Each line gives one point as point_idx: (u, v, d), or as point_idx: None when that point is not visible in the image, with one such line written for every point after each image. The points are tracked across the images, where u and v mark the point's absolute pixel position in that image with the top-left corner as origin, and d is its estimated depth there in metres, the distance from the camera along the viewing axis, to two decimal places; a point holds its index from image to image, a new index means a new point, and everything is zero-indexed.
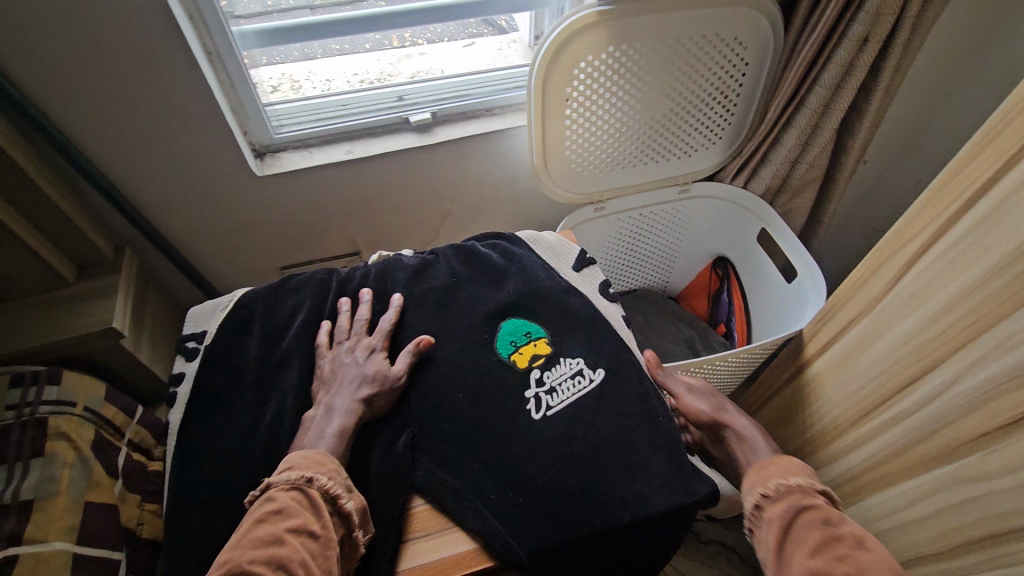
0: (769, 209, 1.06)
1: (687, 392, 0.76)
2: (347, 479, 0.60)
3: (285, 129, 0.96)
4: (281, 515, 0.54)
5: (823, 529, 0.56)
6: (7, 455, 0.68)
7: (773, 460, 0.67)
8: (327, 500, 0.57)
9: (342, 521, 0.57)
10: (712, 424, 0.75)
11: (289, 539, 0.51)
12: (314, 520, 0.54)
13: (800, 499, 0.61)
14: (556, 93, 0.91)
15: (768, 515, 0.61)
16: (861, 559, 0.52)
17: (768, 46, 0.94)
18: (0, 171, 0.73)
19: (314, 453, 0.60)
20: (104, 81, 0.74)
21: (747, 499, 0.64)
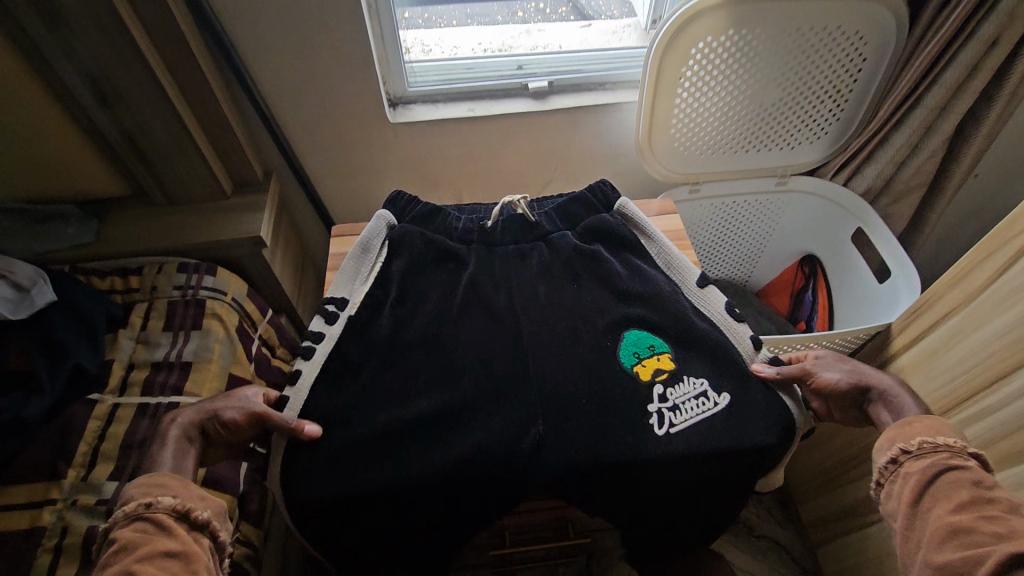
0: (869, 208, 1.06)
1: (816, 367, 0.70)
2: (195, 490, 0.59)
3: (417, 84, 1.06)
4: (128, 549, 0.53)
5: (973, 489, 0.54)
6: (175, 324, 0.82)
7: (920, 418, 0.62)
8: (177, 517, 0.56)
9: (200, 534, 0.57)
10: (851, 394, 0.68)
11: (139, 569, 0.51)
12: (170, 540, 0.54)
13: (947, 458, 0.58)
14: (671, 72, 0.95)
15: (906, 468, 0.59)
16: (1014, 522, 0.51)
17: (890, 43, 0.94)
18: (196, 90, 0.87)
19: (150, 477, 0.58)
20: (284, 22, 0.86)
21: (880, 453, 0.62)
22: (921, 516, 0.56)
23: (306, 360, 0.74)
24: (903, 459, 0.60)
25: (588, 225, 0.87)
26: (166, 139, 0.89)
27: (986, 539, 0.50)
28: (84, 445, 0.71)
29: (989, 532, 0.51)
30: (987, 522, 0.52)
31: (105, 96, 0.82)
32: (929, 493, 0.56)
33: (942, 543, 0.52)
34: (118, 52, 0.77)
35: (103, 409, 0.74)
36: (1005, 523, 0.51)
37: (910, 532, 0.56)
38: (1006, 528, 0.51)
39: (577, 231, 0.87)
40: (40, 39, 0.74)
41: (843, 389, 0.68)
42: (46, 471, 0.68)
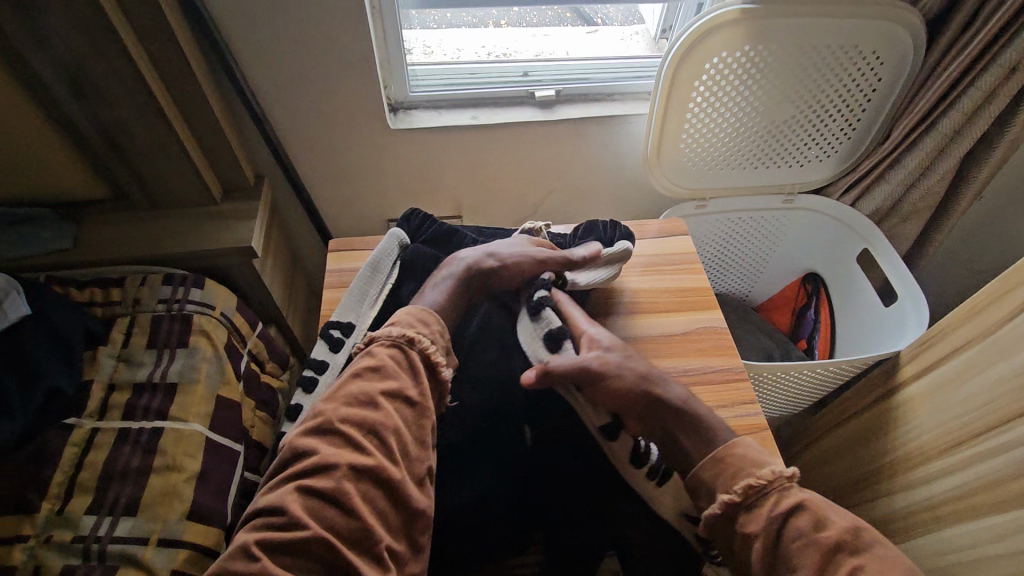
0: (875, 229, 1.04)
1: (606, 366, 0.62)
2: (448, 343, 0.64)
3: (420, 88, 1.02)
4: (379, 375, 0.58)
5: (822, 546, 0.51)
6: (159, 341, 0.78)
7: (729, 449, 0.58)
8: (426, 365, 0.61)
9: (437, 383, 0.62)
10: (642, 401, 0.61)
11: (383, 402, 0.56)
12: (411, 383, 0.59)
13: (778, 502, 0.54)
14: (684, 87, 0.92)
15: (745, 528, 0.54)
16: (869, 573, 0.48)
17: (907, 64, 0.92)
18: (185, 90, 0.82)
19: (421, 314, 0.64)
20: (284, 21, 0.81)
21: (710, 508, 0.56)
22: None
23: (309, 391, 0.71)
24: (737, 515, 0.55)
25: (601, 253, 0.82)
26: (149, 139, 0.83)
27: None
28: (60, 474, 0.66)
29: None
30: None
31: (82, 91, 0.76)
32: (781, 560, 0.52)
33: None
34: (98, 44, 0.72)
35: (80, 435, 0.69)
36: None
37: None
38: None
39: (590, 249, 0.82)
40: (11, 29, 0.68)
41: (630, 395, 0.61)
42: (16, 504, 0.63)
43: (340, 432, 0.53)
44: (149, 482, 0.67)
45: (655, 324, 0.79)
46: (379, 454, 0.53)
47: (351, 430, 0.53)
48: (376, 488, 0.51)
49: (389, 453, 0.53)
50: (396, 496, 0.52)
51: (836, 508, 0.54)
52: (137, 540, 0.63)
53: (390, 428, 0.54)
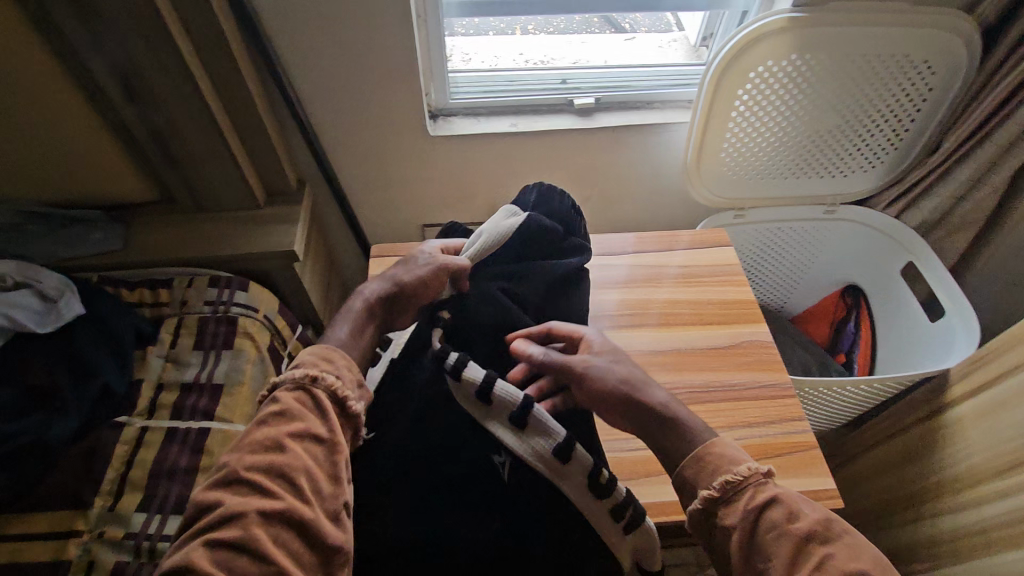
0: (922, 243, 1.01)
1: (585, 361, 0.57)
2: (358, 375, 0.53)
3: (459, 95, 1.02)
4: (283, 418, 0.48)
5: (795, 537, 0.44)
6: (205, 342, 0.79)
7: (709, 445, 0.51)
8: (336, 401, 0.50)
9: (349, 419, 0.51)
10: (618, 402, 0.55)
11: (288, 447, 0.46)
12: (320, 422, 0.48)
13: (754, 498, 0.47)
14: (726, 96, 0.91)
15: (725, 522, 0.47)
16: (839, 565, 0.42)
17: (959, 73, 0.90)
18: (234, 97, 0.84)
19: (321, 349, 0.53)
20: (332, 30, 0.83)
21: (690, 503, 0.49)
22: None
23: None
24: (716, 510, 0.48)
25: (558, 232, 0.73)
26: (199, 144, 0.85)
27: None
28: (112, 471, 0.67)
29: None
30: None
31: (137, 96, 0.78)
32: (756, 554, 0.45)
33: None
34: (156, 52, 0.73)
35: (130, 433, 0.70)
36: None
37: None
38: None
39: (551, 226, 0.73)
40: (74, 36, 0.70)
41: (608, 393, 0.55)
42: (71, 499, 0.65)
43: (240, 486, 0.43)
44: (197, 481, 0.68)
45: (698, 337, 0.78)
46: (290, 499, 0.43)
47: (255, 476, 0.44)
48: (290, 536, 0.43)
49: (302, 494, 0.44)
50: (317, 546, 0.43)
51: (813, 499, 0.48)
52: None
53: (302, 470, 0.45)
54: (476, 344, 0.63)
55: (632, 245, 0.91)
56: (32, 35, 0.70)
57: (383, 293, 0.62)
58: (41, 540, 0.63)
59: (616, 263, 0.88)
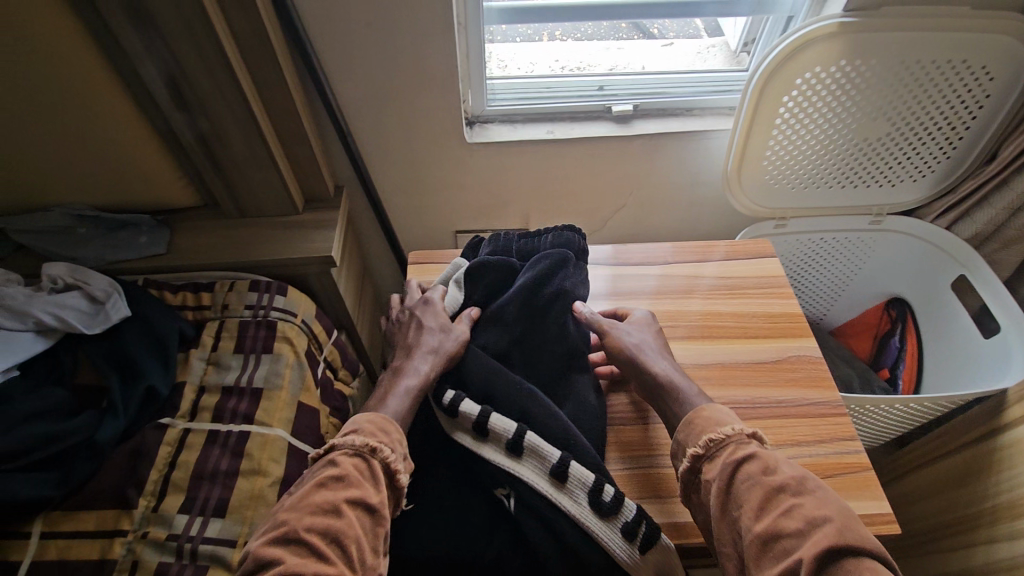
0: (976, 256, 0.96)
1: (609, 326, 0.71)
2: (405, 449, 0.59)
3: (496, 103, 1.02)
4: (341, 483, 0.53)
5: (763, 483, 0.51)
6: (246, 346, 0.80)
7: (701, 411, 0.60)
8: (386, 473, 0.56)
9: (393, 491, 0.57)
10: (633, 366, 0.67)
11: (346, 512, 0.51)
12: (374, 492, 0.54)
13: (732, 453, 0.55)
14: (771, 103, 0.89)
15: (707, 477, 0.55)
16: (806, 511, 0.48)
17: (1019, 79, 0.86)
18: (277, 104, 0.85)
19: (380, 419, 0.60)
20: (373, 38, 0.83)
21: (681, 461, 0.58)
22: (729, 527, 0.51)
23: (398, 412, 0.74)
24: (701, 466, 0.56)
25: (534, 272, 0.73)
26: (242, 150, 0.86)
27: (793, 544, 0.46)
28: (156, 472, 0.68)
29: (792, 530, 0.47)
30: (786, 518, 0.48)
31: (185, 103, 0.79)
32: (731, 502, 0.52)
33: (757, 561, 0.47)
34: (205, 61, 0.75)
35: (173, 434, 0.71)
36: (800, 515, 0.48)
37: (728, 542, 0.51)
38: (803, 522, 0.48)
39: (527, 272, 0.74)
40: (127, 45, 0.72)
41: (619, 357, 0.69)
42: (117, 499, 0.66)
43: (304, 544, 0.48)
44: (237, 484, 0.69)
45: (741, 350, 0.76)
46: (340, 564, 0.48)
47: (314, 540, 0.49)
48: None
49: (349, 561, 0.49)
50: None
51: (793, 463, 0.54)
52: (226, 542, 0.65)
53: (354, 538, 0.50)
54: (469, 381, 0.67)
55: (671, 255, 0.89)
56: (88, 44, 0.72)
57: (433, 368, 0.66)
58: (88, 539, 0.64)
59: (655, 273, 0.87)
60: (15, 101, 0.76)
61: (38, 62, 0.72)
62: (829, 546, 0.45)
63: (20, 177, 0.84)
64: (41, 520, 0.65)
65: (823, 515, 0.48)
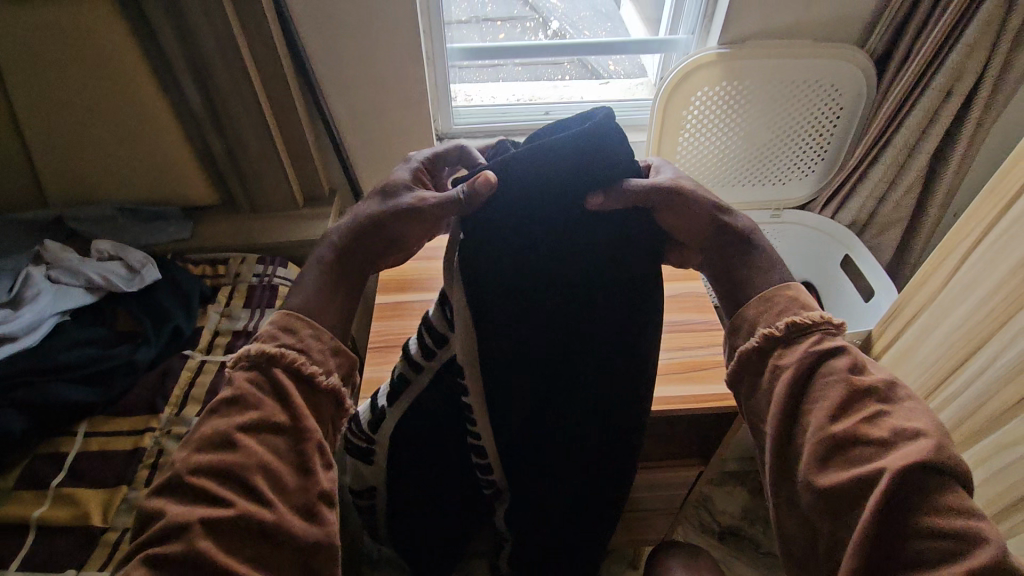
0: (854, 239, 1.19)
1: (693, 187, 0.60)
2: (328, 343, 0.55)
3: (462, 123, 1.28)
4: (239, 407, 0.49)
5: (849, 384, 0.50)
6: (252, 302, 0.99)
7: (782, 292, 0.58)
8: (296, 377, 0.52)
9: (319, 395, 0.53)
10: (709, 228, 0.61)
11: (242, 441, 0.47)
12: (280, 406, 0.50)
13: (818, 344, 0.53)
14: (675, 116, 1.13)
15: (779, 362, 0.55)
16: (893, 419, 0.49)
17: (863, 92, 1.11)
18: (285, 118, 1.08)
19: (280, 318, 0.54)
20: (362, 67, 1.08)
21: (749, 341, 0.57)
22: (798, 421, 0.52)
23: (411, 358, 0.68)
24: (775, 349, 0.56)
25: (570, 223, 0.57)
26: (257, 155, 1.08)
27: (872, 453, 0.47)
28: (179, 388, 0.85)
29: (874, 439, 0.48)
30: (870, 425, 0.49)
31: (217, 115, 1.03)
32: (806, 394, 0.52)
33: (825, 458, 0.49)
34: (235, 83, 0.98)
35: (193, 362, 0.89)
36: (886, 423, 0.48)
37: (787, 436, 0.53)
38: (889, 430, 0.48)
39: (569, 212, 0.57)
40: (178, 68, 0.96)
41: (703, 224, 0.61)
42: (147, 406, 0.83)
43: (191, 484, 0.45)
44: None
45: None
46: (242, 500, 0.45)
47: (206, 480, 0.46)
48: (247, 538, 0.45)
49: (254, 492, 0.46)
50: (282, 540, 0.45)
51: (878, 366, 0.54)
52: None
53: (256, 467, 0.46)
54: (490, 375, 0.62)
55: None
56: (146, 68, 0.96)
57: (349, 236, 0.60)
58: (122, 436, 0.80)
59: None
60: (84, 113, 0.99)
61: (106, 83, 0.96)
62: (922, 461, 0.44)
63: (79, 176, 1.06)
64: (86, 422, 0.81)
65: (909, 422, 0.48)
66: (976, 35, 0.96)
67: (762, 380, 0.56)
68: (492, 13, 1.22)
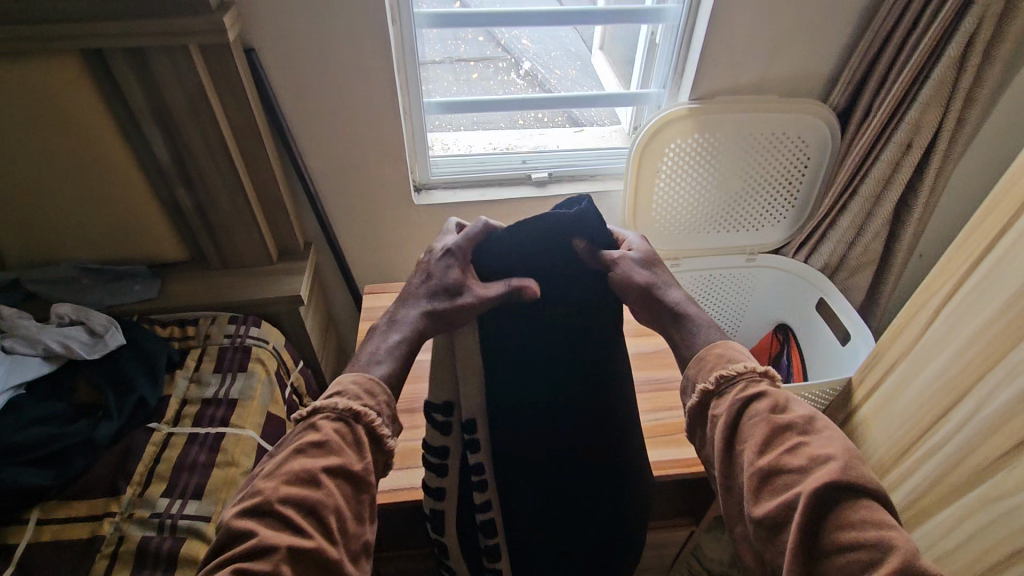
0: (827, 280, 1.22)
1: (626, 260, 0.64)
2: (395, 410, 0.58)
3: (440, 173, 1.28)
4: (322, 450, 0.51)
5: (770, 421, 0.54)
6: (223, 366, 0.96)
7: (712, 348, 0.62)
8: (371, 434, 0.54)
9: (381, 453, 0.55)
10: (649, 296, 0.64)
11: (324, 480, 0.49)
12: (357, 456, 0.52)
13: (745, 389, 0.57)
14: (651, 166, 1.14)
15: (715, 411, 0.58)
16: (810, 448, 0.52)
17: (829, 142, 1.15)
18: (261, 173, 1.06)
19: (364, 379, 0.57)
20: (339, 122, 1.07)
21: (690, 396, 0.61)
22: (735, 463, 0.55)
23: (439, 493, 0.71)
24: (710, 400, 0.59)
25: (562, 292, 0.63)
26: (229, 210, 1.05)
27: (796, 479, 0.50)
28: (142, 466, 0.81)
29: (794, 468, 0.51)
30: (789, 456, 0.52)
31: (186, 172, 1.00)
32: (737, 437, 0.56)
33: (758, 491, 0.52)
34: (209, 143, 0.96)
35: (158, 437, 0.84)
36: (805, 452, 0.52)
37: (729, 478, 0.55)
38: (806, 458, 0.51)
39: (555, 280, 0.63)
40: (147, 126, 0.93)
41: (639, 292, 0.64)
42: (106, 487, 0.78)
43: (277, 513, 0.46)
44: (213, 473, 0.81)
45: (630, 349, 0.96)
46: (318, 537, 0.47)
47: (291, 511, 0.47)
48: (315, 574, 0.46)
49: (326, 532, 0.48)
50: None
51: (800, 401, 0.58)
52: (202, 517, 0.76)
53: (334, 507, 0.48)
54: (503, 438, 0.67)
55: None
56: (115, 128, 0.93)
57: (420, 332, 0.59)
58: (80, 522, 0.75)
59: None
60: (49, 173, 0.95)
61: (73, 142, 0.93)
62: (829, 481, 0.49)
63: (40, 235, 1.01)
64: (38, 509, 0.75)
65: (824, 451, 0.51)
66: (930, 94, 1.01)
67: (706, 432, 0.60)
68: (468, 54, 1.19)
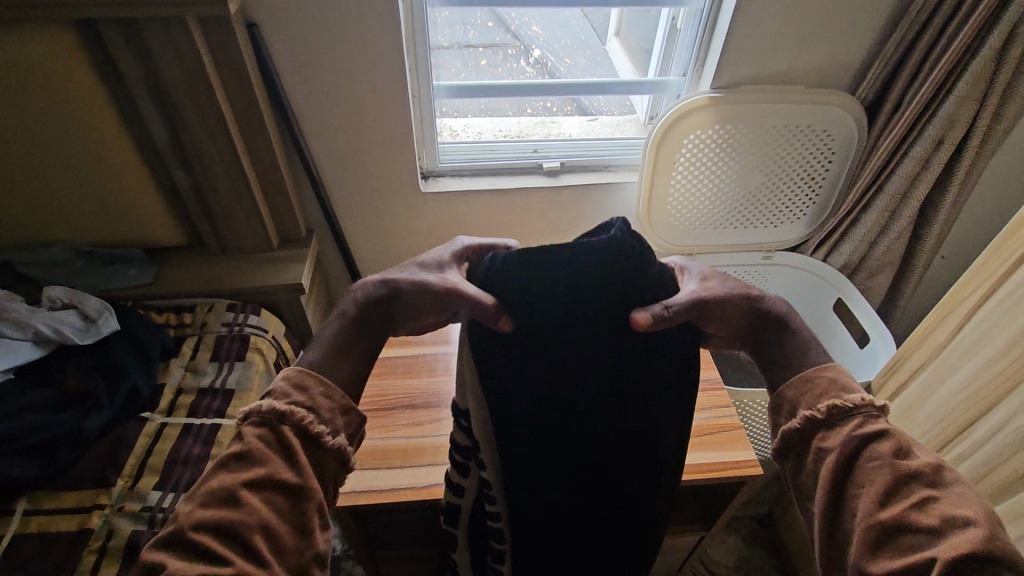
0: (847, 280, 1.17)
1: (704, 283, 0.58)
2: (340, 401, 0.53)
3: (448, 161, 1.23)
4: (245, 461, 0.47)
5: (894, 469, 0.47)
6: (220, 356, 0.92)
7: (822, 372, 0.54)
8: (305, 436, 0.50)
9: (324, 452, 0.51)
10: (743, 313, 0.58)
11: (245, 496, 0.45)
12: (287, 464, 0.48)
13: (860, 426, 0.50)
14: (667, 156, 1.09)
15: (822, 445, 0.51)
16: (941, 505, 0.45)
17: (854, 137, 1.10)
18: (262, 157, 1.02)
19: (297, 374, 0.52)
20: (343, 104, 1.03)
21: (791, 421, 0.54)
22: (840, 507, 0.49)
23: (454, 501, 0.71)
24: (816, 432, 0.52)
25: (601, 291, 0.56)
26: (227, 193, 1.01)
27: (924, 540, 0.44)
28: (134, 458, 0.78)
29: (923, 528, 0.44)
30: (917, 512, 0.45)
31: (184, 153, 0.96)
32: (850, 479, 0.49)
33: (873, 546, 0.45)
34: (207, 124, 0.93)
35: (151, 427, 0.82)
36: (936, 509, 0.45)
37: (832, 521, 0.49)
38: (939, 518, 0.44)
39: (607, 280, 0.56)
40: (143, 104, 0.89)
41: (735, 311, 0.58)
42: (96, 479, 0.75)
43: (192, 540, 0.43)
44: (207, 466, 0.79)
45: None
46: (240, 559, 0.43)
47: (209, 534, 0.44)
48: None
49: (252, 552, 0.44)
50: None
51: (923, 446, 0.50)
52: None
53: (256, 525, 0.44)
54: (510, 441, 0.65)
55: None
56: (109, 107, 0.89)
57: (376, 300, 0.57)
58: (66, 514, 0.72)
59: None
60: (41, 152, 0.92)
61: (66, 120, 0.89)
62: (970, 551, 0.41)
63: (33, 216, 0.98)
64: (25, 500, 0.72)
65: (962, 511, 0.44)
66: (967, 87, 0.96)
67: (801, 464, 0.53)
68: (475, 39, 1.14)
